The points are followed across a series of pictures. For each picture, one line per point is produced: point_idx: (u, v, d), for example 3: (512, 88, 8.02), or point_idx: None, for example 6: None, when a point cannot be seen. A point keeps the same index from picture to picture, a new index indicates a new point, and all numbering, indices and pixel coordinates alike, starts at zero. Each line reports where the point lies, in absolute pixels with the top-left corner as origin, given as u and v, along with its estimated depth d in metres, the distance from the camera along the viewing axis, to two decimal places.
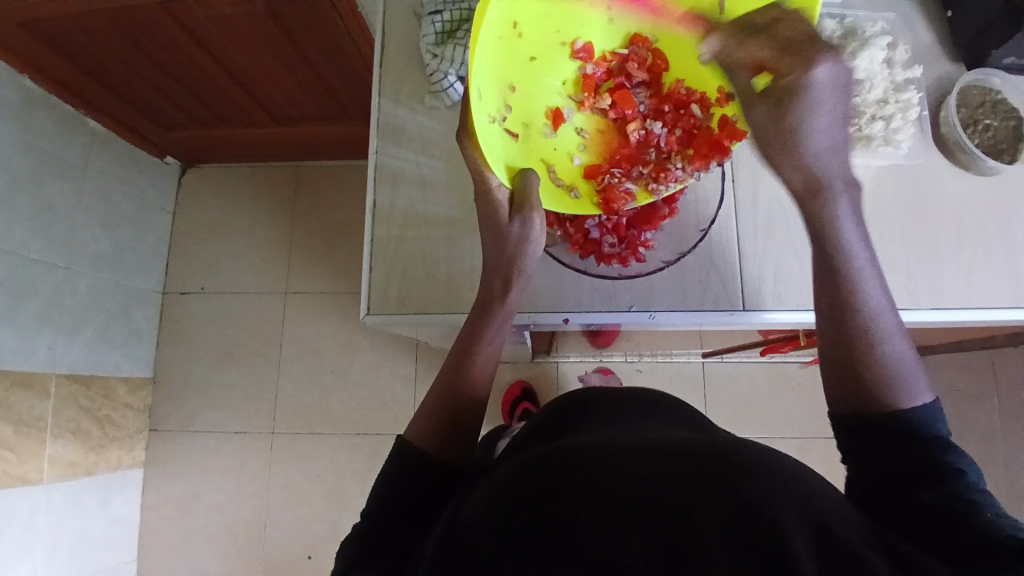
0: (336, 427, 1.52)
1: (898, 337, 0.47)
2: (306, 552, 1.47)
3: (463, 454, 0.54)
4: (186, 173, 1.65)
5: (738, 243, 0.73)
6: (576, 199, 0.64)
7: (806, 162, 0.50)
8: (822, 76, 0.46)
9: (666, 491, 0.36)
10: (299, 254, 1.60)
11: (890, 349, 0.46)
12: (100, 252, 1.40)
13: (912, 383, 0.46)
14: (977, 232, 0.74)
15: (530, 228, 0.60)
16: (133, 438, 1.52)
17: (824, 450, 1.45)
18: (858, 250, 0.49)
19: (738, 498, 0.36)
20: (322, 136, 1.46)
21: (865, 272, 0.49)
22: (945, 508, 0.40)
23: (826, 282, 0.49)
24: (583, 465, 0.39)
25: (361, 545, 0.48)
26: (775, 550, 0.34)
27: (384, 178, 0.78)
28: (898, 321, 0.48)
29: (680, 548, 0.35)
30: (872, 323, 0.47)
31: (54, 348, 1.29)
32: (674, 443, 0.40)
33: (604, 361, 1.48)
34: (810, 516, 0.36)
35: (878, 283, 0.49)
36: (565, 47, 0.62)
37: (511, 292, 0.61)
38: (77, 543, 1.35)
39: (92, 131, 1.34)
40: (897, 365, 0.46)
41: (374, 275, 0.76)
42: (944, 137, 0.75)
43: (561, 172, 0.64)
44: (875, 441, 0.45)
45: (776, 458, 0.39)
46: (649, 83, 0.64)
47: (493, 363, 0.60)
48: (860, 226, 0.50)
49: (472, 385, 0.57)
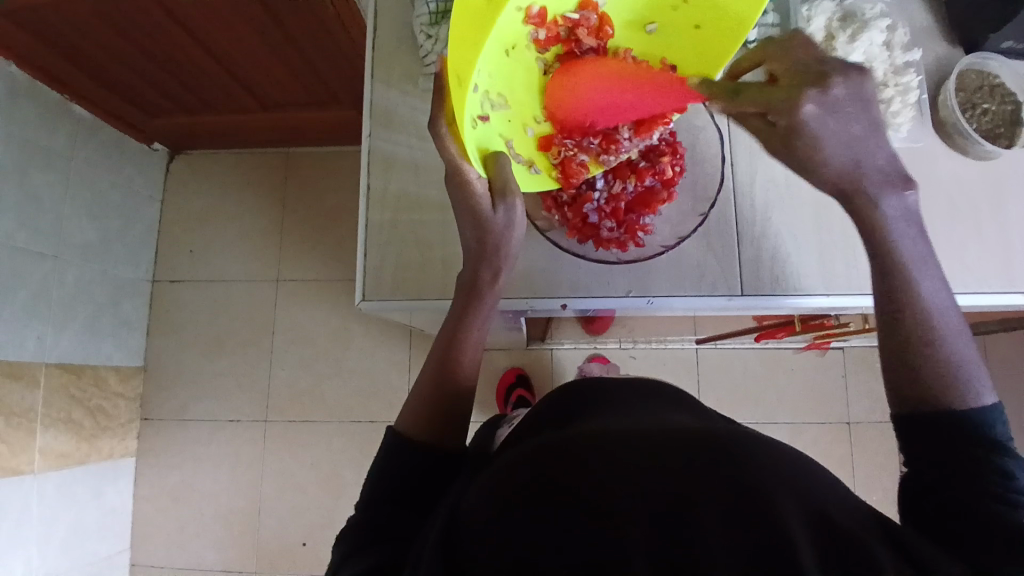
0: (330, 414, 1.52)
1: (959, 332, 0.47)
2: (302, 540, 1.47)
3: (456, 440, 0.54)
4: (174, 160, 1.62)
5: (736, 226, 0.73)
6: (536, 174, 0.62)
7: (831, 175, 0.50)
8: (811, 110, 0.48)
9: (667, 479, 0.36)
10: (291, 241, 1.59)
11: (949, 345, 0.46)
12: (88, 242, 1.37)
13: (975, 381, 0.45)
14: (973, 216, 0.74)
15: (514, 213, 0.59)
16: (125, 428, 1.51)
17: (816, 434, 1.47)
18: (909, 242, 0.49)
19: (738, 488, 0.36)
20: (313, 122, 1.43)
21: (919, 265, 0.48)
22: (977, 512, 0.40)
23: (882, 277, 0.49)
24: (585, 457, 0.38)
25: (359, 535, 0.47)
26: (783, 542, 0.33)
27: (377, 163, 0.77)
28: (955, 314, 0.48)
29: (681, 531, 0.35)
30: (932, 319, 0.47)
31: (43, 338, 1.27)
32: (678, 434, 0.40)
33: (598, 348, 1.48)
34: (812, 510, 0.35)
35: (934, 274, 0.48)
36: (520, 12, 0.47)
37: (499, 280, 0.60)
38: (73, 533, 1.35)
39: (78, 118, 1.31)
40: (959, 360, 0.45)
41: (367, 261, 0.75)
42: (943, 120, 0.75)
43: (519, 147, 0.59)
44: (932, 442, 0.44)
45: (777, 449, 0.39)
46: (598, 48, 0.55)
47: (480, 351, 0.59)
48: (915, 225, 0.50)
49: (461, 369, 0.57)
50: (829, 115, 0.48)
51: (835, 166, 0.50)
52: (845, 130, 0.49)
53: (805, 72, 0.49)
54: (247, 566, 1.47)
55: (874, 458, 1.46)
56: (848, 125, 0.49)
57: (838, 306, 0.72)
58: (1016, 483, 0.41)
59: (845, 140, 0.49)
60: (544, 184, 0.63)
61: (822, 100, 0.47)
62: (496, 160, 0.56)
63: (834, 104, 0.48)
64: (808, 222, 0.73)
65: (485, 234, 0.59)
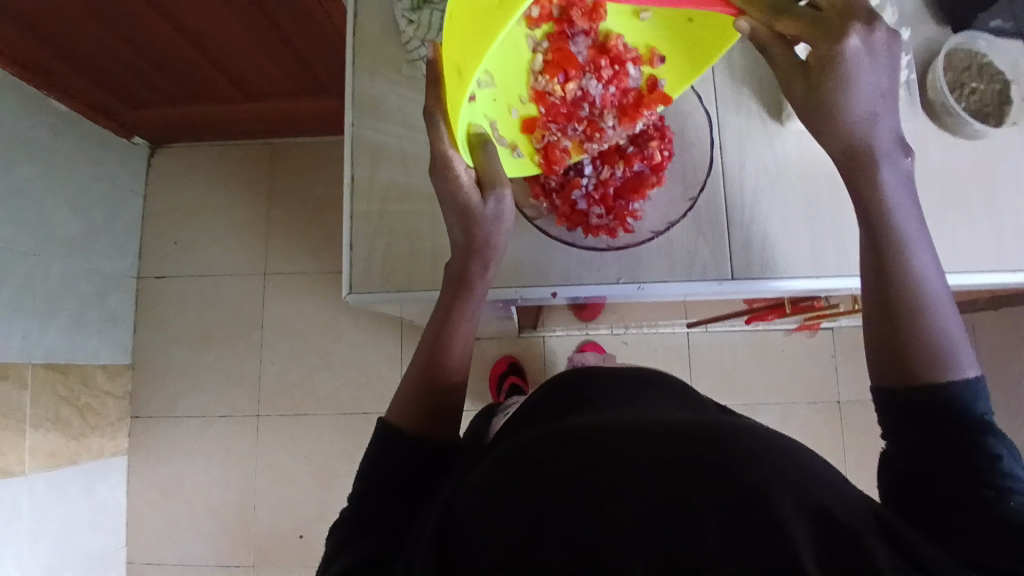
0: (323, 407, 1.51)
1: (947, 308, 0.47)
2: (297, 533, 1.47)
3: (445, 432, 0.53)
4: (156, 152, 1.59)
5: (726, 211, 0.72)
6: (519, 158, 0.62)
7: (846, 130, 0.51)
8: (853, 46, 0.48)
9: (664, 475, 0.36)
10: (277, 234, 1.57)
11: (938, 320, 0.46)
12: (71, 238, 1.34)
13: (960, 357, 0.45)
14: (961, 195, 0.74)
15: (504, 204, 0.58)
16: (114, 425, 1.49)
17: (805, 415, 1.48)
18: (906, 215, 0.50)
19: (736, 481, 0.35)
20: (297, 112, 1.41)
21: (913, 237, 0.49)
22: (969, 496, 0.40)
23: (874, 245, 0.49)
24: (582, 450, 0.38)
25: (350, 527, 0.47)
26: (778, 533, 0.34)
27: (362, 152, 0.75)
28: (944, 289, 0.48)
29: (677, 526, 0.34)
30: (921, 291, 0.47)
31: (28, 336, 1.25)
32: (675, 426, 0.39)
33: (589, 334, 1.48)
34: (808, 502, 0.35)
35: (926, 249, 0.49)
36: None
37: (483, 270, 0.59)
38: (65, 532, 1.34)
39: (57, 111, 1.28)
40: (947, 337, 0.46)
41: (355, 252, 0.74)
42: (931, 101, 0.75)
43: (503, 129, 0.59)
44: (916, 418, 0.44)
45: (772, 439, 0.39)
46: (589, 31, 0.57)
47: (469, 343, 0.58)
48: (910, 193, 0.51)
49: (447, 365, 0.56)
50: (868, 57, 0.49)
51: (851, 121, 0.51)
52: (877, 78, 0.50)
53: (850, 7, 0.49)
54: (243, 560, 1.47)
55: (863, 438, 1.48)
56: (883, 72, 0.50)
57: (828, 288, 0.72)
58: (1004, 464, 0.41)
59: (875, 90, 0.50)
60: (526, 169, 0.63)
61: (866, 38, 0.48)
62: (484, 145, 0.56)
63: (876, 46, 0.49)
64: (798, 204, 0.72)
65: (471, 225, 0.57)
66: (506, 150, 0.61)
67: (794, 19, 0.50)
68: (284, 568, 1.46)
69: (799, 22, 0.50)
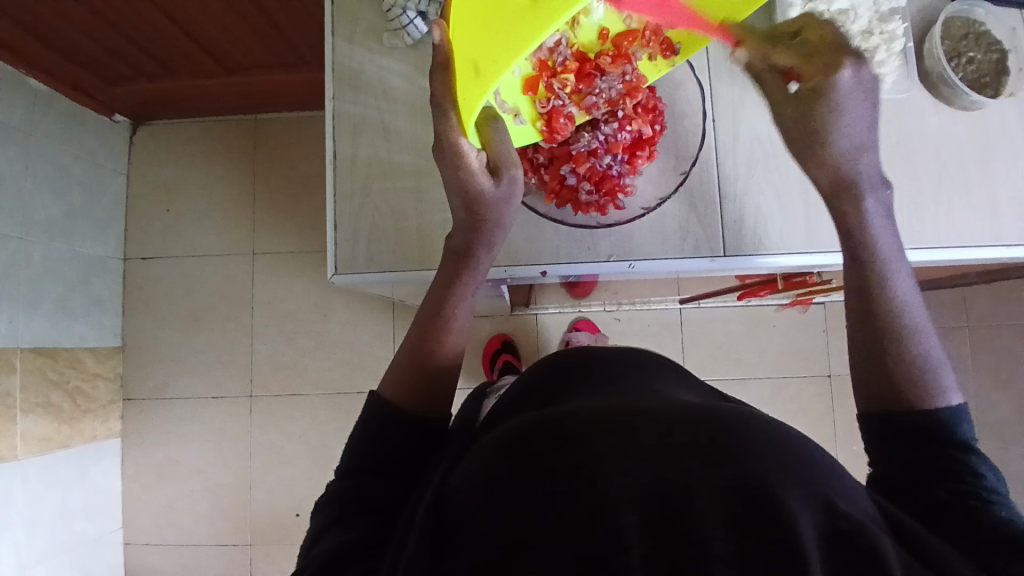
0: (316, 387, 1.51)
1: (927, 335, 0.49)
2: (294, 511, 1.48)
3: (436, 413, 0.52)
4: (137, 131, 1.55)
5: (719, 186, 0.71)
6: (521, 126, 0.59)
7: (833, 159, 0.54)
8: (846, 79, 0.50)
9: (658, 465, 0.35)
10: (263, 213, 1.54)
11: (923, 348, 0.48)
12: (52, 220, 1.31)
13: (942, 383, 0.47)
14: (956, 166, 0.73)
15: (515, 185, 0.56)
16: (106, 409, 1.48)
17: (796, 388, 1.49)
18: (887, 243, 0.53)
19: (739, 468, 0.34)
20: (280, 86, 1.37)
21: (894, 265, 0.52)
22: (957, 504, 0.40)
23: (856, 275, 0.52)
24: (577, 438, 0.37)
25: (337, 501, 0.46)
26: (779, 523, 0.33)
27: (344, 128, 0.73)
28: (925, 317, 0.50)
29: (676, 521, 0.33)
30: (903, 317, 0.49)
31: (14, 321, 1.23)
32: (675, 411, 0.39)
33: (582, 312, 1.48)
34: (813, 495, 0.35)
35: (906, 278, 0.52)
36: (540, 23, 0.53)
37: (478, 250, 0.58)
38: (61, 517, 1.33)
39: (34, 91, 1.24)
40: (927, 361, 0.47)
41: (339, 232, 0.72)
42: (929, 70, 0.73)
43: (506, 94, 0.56)
44: (905, 436, 0.45)
45: (777, 429, 0.38)
46: (621, 71, 0.58)
47: (464, 333, 0.57)
48: (891, 227, 0.54)
49: (437, 349, 0.54)
50: (857, 89, 0.51)
51: None
52: (865, 114, 0.52)
53: (838, 45, 0.51)
54: (240, 538, 1.48)
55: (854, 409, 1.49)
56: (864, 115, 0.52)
57: (821, 263, 0.71)
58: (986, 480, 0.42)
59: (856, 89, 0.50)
60: (528, 136, 0.60)
61: (857, 72, 0.50)
62: (492, 125, 0.55)
63: (862, 80, 0.50)
64: (793, 178, 0.71)
65: (477, 208, 0.56)
66: (508, 116, 0.58)
67: (784, 52, 0.53)
68: (282, 546, 1.47)
69: (791, 52, 0.52)
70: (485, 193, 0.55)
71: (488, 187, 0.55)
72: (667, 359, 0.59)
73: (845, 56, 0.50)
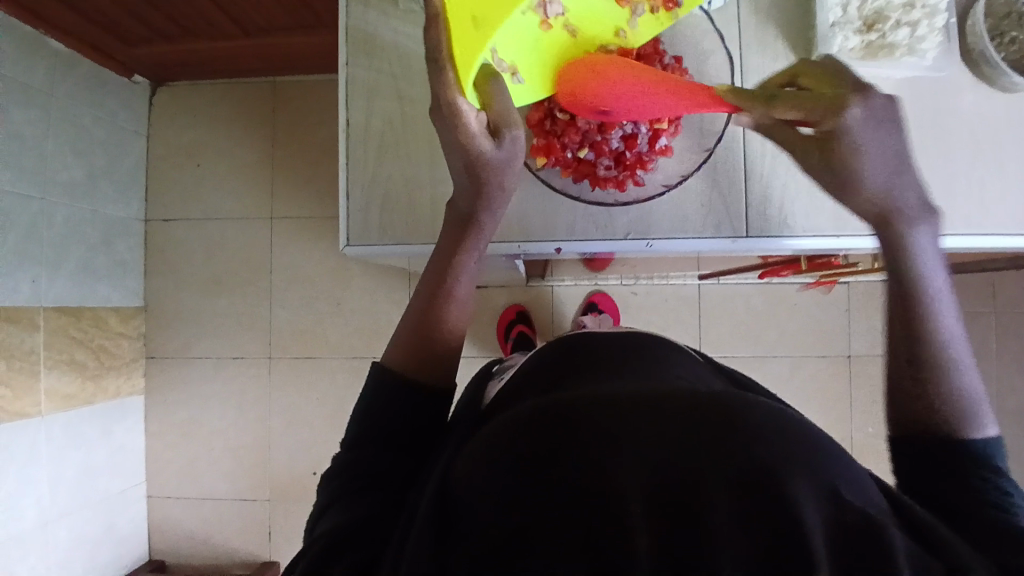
0: (333, 352, 1.53)
1: (966, 365, 0.46)
2: (311, 470, 1.52)
3: (432, 387, 0.51)
4: (157, 92, 1.55)
5: (745, 161, 0.68)
6: (517, 85, 0.53)
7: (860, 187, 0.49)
8: (856, 114, 0.46)
9: (664, 456, 0.34)
10: (281, 178, 1.53)
11: (961, 378, 0.46)
12: (74, 181, 1.33)
13: (979, 414, 0.45)
14: (996, 151, 0.69)
15: (518, 146, 0.51)
16: (130, 367, 1.52)
17: (815, 368, 1.47)
18: (932, 269, 0.48)
19: (744, 460, 0.34)
20: (297, 48, 1.34)
21: (938, 292, 0.48)
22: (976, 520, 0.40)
23: (894, 291, 0.48)
24: (582, 428, 0.37)
25: (342, 479, 0.47)
26: (788, 516, 0.32)
27: (357, 94, 0.71)
28: (964, 345, 0.47)
29: (682, 512, 0.33)
30: (944, 346, 0.46)
31: (37, 281, 1.25)
32: (677, 397, 0.38)
33: (599, 285, 1.47)
34: (822, 486, 0.34)
35: (950, 306, 0.48)
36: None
37: (482, 219, 0.54)
38: (86, 469, 1.39)
39: (53, 52, 1.24)
40: (966, 392, 0.45)
41: (351, 202, 0.71)
42: (969, 48, 0.69)
43: (503, 52, 0.50)
44: (934, 461, 0.44)
45: (785, 417, 0.37)
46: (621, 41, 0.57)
47: (467, 306, 0.55)
48: (937, 250, 0.49)
49: (438, 324, 0.52)
50: (871, 123, 0.46)
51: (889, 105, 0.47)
52: (885, 144, 0.47)
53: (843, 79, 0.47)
54: (259, 495, 1.53)
55: (873, 391, 1.47)
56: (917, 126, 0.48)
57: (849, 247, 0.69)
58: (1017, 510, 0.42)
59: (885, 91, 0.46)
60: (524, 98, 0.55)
61: (866, 104, 0.46)
62: (492, 82, 0.48)
63: (876, 111, 0.46)
64: None
65: (480, 172, 0.50)
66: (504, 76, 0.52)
67: (790, 102, 0.47)
68: (300, 503, 1.52)
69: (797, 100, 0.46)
70: (487, 157, 0.49)
71: (489, 150, 0.49)
72: (672, 339, 0.58)
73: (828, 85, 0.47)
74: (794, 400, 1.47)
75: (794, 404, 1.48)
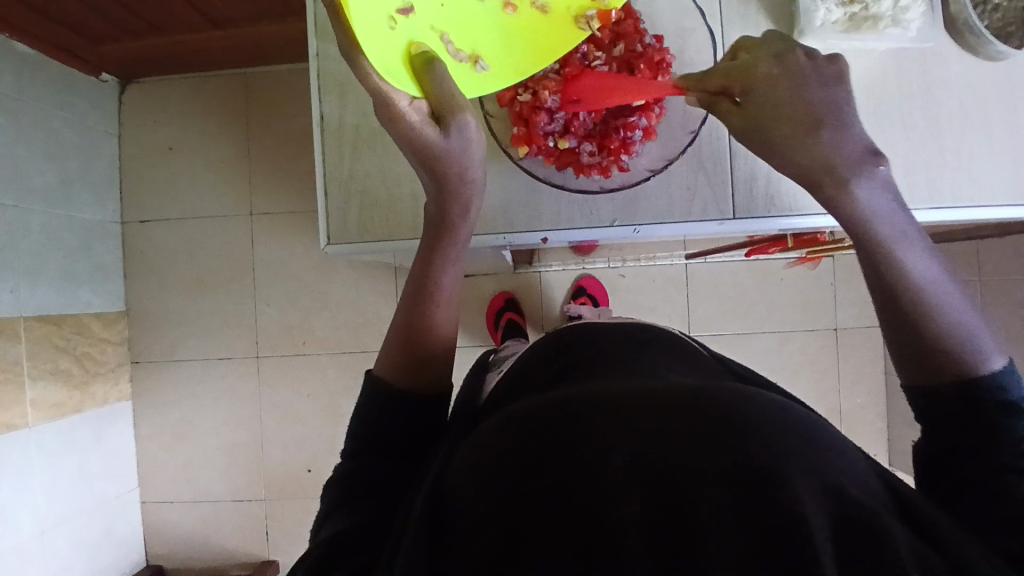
0: (321, 347, 1.51)
1: (953, 299, 0.47)
2: (307, 466, 1.51)
3: (425, 391, 0.51)
4: (127, 90, 1.50)
5: (730, 142, 0.67)
6: (483, 73, 0.53)
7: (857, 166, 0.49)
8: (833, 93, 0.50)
9: (660, 455, 0.34)
10: (259, 172, 1.50)
11: (951, 316, 0.46)
12: (48, 185, 1.29)
13: (982, 346, 0.45)
14: (981, 121, 0.69)
15: (469, 133, 0.49)
16: (116, 371, 1.50)
17: (804, 341, 1.48)
18: (886, 220, 0.49)
19: (742, 458, 0.33)
20: (270, 38, 1.31)
21: (903, 240, 0.49)
22: (987, 483, 0.42)
23: (866, 261, 0.49)
24: (579, 429, 0.36)
25: (341, 486, 0.46)
26: (787, 516, 0.31)
27: (331, 89, 0.69)
28: (945, 278, 0.48)
29: (679, 517, 0.32)
30: (924, 292, 0.47)
31: (16, 291, 1.22)
32: (674, 395, 0.38)
33: (586, 268, 1.46)
34: (822, 483, 0.34)
35: (920, 249, 0.48)
36: None
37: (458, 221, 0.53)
38: (81, 476, 1.37)
39: (19, 54, 1.19)
40: (960, 329, 0.46)
41: (330, 200, 0.70)
42: (953, 16, 0.68)
43: (457, 40, 0.50)
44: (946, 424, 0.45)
45: (785, 415, 0.38)
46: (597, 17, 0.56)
47: (452, 308, 0.54)
48: (893, 198, 0.50)
49: (426, 326, 0.51)
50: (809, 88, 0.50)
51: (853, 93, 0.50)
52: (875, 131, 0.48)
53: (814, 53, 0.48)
54: (254, 493, 1.52)
55: (861, 363, 1.48)
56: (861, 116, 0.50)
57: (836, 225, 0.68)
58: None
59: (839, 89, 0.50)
60: (491, 85, 0.55)
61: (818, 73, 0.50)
62: (429, 67, 0.45)
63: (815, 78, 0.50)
64: None
65: (433, 162, 0.49)
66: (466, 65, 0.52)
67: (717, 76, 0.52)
68: (296, 499, 1.51)
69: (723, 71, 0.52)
70: (442, 150, 0.49)
71: (438, 139, 0.48)
72: (667, 330, 0.58)
73: (793, 49, 0.51)
74: (783, 374, 1.49)
75: (784, 378, 1.49)
